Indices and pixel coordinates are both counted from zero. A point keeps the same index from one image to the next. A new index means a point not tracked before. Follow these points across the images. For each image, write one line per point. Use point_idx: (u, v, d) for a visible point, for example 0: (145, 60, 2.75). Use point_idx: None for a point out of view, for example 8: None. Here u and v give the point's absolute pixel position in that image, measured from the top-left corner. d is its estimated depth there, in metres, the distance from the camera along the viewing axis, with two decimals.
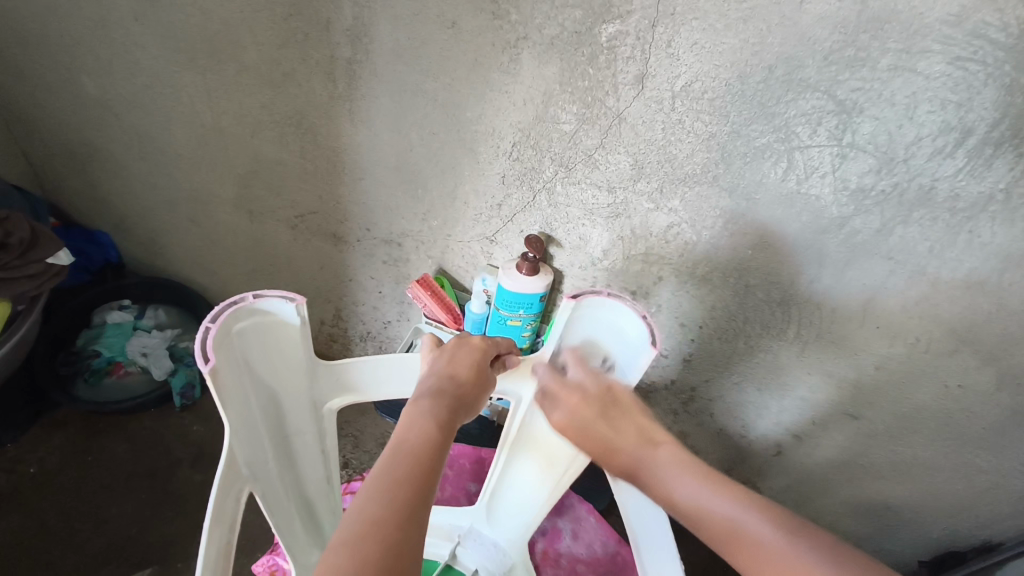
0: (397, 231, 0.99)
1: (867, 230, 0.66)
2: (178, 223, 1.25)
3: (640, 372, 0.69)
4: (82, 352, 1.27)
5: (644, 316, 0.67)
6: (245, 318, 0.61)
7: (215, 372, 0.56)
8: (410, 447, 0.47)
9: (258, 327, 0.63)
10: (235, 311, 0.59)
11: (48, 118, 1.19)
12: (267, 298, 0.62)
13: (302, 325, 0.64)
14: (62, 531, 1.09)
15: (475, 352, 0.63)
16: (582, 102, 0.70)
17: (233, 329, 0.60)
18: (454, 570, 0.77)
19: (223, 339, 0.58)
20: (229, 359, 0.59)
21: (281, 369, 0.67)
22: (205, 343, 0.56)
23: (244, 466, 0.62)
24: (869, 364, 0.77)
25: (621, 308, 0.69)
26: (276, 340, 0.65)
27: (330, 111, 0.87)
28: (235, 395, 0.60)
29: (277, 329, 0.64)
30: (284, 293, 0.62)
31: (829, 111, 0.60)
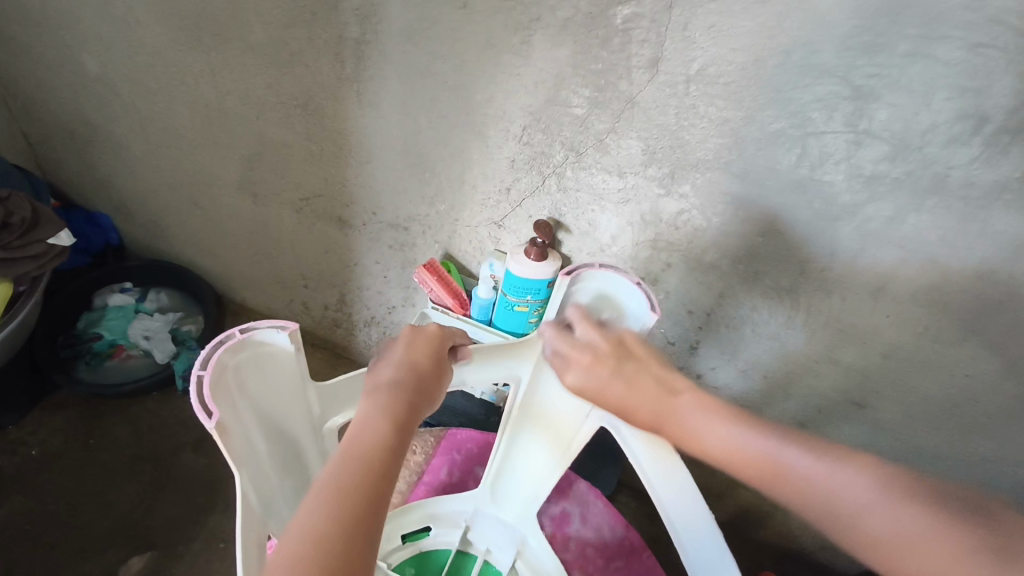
0: (403, 216, 0.98)
1: (879, 218, 0.66)
2: (180, 206, 1.24)
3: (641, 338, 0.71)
4: (82, 335, 1.26)
5: (639, 283, 0.69)
6: (237, 352, 0.50)
7: (219, 427, 0.46)
8: (355, 471, 0.42)
9: (253, 360, 0.52)
10: (226, 348, 0.48)
11: (48, 97, 1.17)
12: (257, 330, 0.50)
13: (298, 352, 0.53)
14: (65, 513, 1.09)
15: (435, 339, 0.58)
16: (594, 86, 0.70)
17: (226, 368, 0.49)
18: (467, 554, 0.78)
19: (219, 387, 0.47)
20: (230, 407, 0.48)
21: (286, 403, 0.56)
22: (201, 393, 0.46)
23: (264, 502, 0.52)
24: (877, 352, 0.77)
25: (615, 279, 0.70)
26: (266, 374, 0.53)
27: (338, 93, 0.86)
28: (243, 443, 0.49)
29: (274, 359, 0.53)
30: (276, 321, 0.51)
31: (845, 97, 0.60)
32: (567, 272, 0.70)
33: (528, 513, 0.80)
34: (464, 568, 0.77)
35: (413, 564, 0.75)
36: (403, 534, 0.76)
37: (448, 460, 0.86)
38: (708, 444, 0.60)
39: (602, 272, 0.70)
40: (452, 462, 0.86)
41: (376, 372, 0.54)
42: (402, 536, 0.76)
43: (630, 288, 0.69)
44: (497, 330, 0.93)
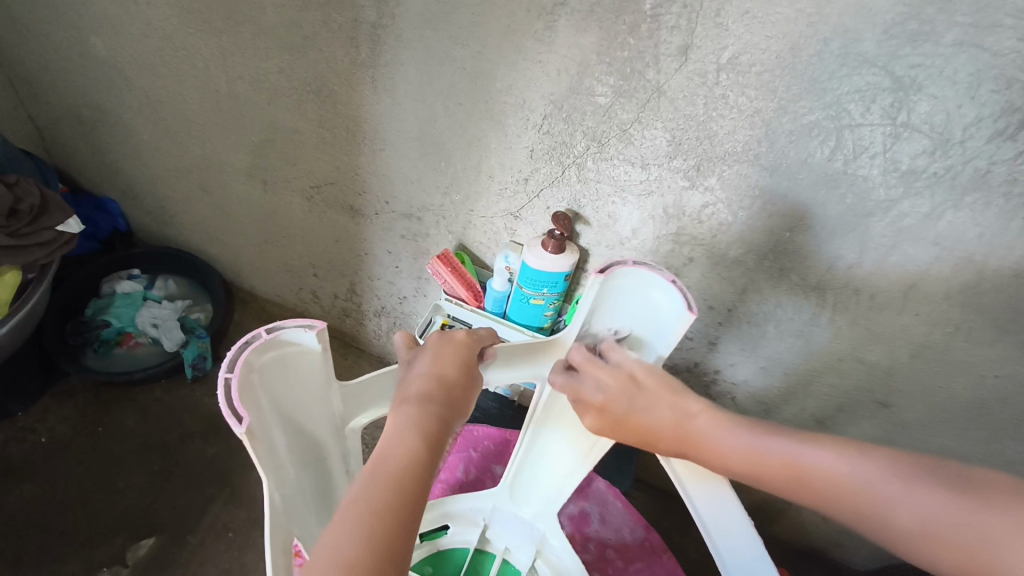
0: (417, 205, 0.97)
1: (915, 214, 0.64)
2: (189, 192, 1.22)
3: (678, 338, 0.64)
4: (91, 322, 1.25)
5: (675, 281, 0.61)
6: (264, 353, 0.48)
7: (250, 431, 0.44)
8: (385, 490, 0.41)
9: (280, 361, 0.50)
10: (253, 350, 0.46)
11: (55, 80, 1.15)
12: (284, 329, 0.49)
13: (325, 351, 0.51)
14: (74, 501, 1.08)
15: (463, 348, 0.56)
16: (619, 74, 0.67)
17: (254, 369, 0.47)
18: (486, 553, 0.77)
19: (246, 389, 0.46)
20: (257, 410, 0.47)
21: (312, 403, 0.54)
22: (230, 399, 0.44)
23: (287, 507, 0.51)
24: (904, 351, 0.75)
25: (647, 276, 0.63)
26: (292, 374, 0.52)
27: (352, 79, 0.83)
28: (269, 447, 0.48)
29: (301, 359, 0.51)
30: (303, 320, 0.49)
31: (885, 88, 0.57)
32: (598, 270, 0.61)
33: (547, 512, 0.77)
34: (482, 567, 0.76)
35: (431, 562, 0.75)
36: (422, 533, 0.75)
37: (464, 457, 0.85)
38: (729, 461, 0.54)
39: (636, 270, 0.62)
40: (468, 460, 0.86)
41: (403, 383, 0.52)
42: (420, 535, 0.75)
43: (665, 286, 0.62)
44: (511, 323, 0.92)
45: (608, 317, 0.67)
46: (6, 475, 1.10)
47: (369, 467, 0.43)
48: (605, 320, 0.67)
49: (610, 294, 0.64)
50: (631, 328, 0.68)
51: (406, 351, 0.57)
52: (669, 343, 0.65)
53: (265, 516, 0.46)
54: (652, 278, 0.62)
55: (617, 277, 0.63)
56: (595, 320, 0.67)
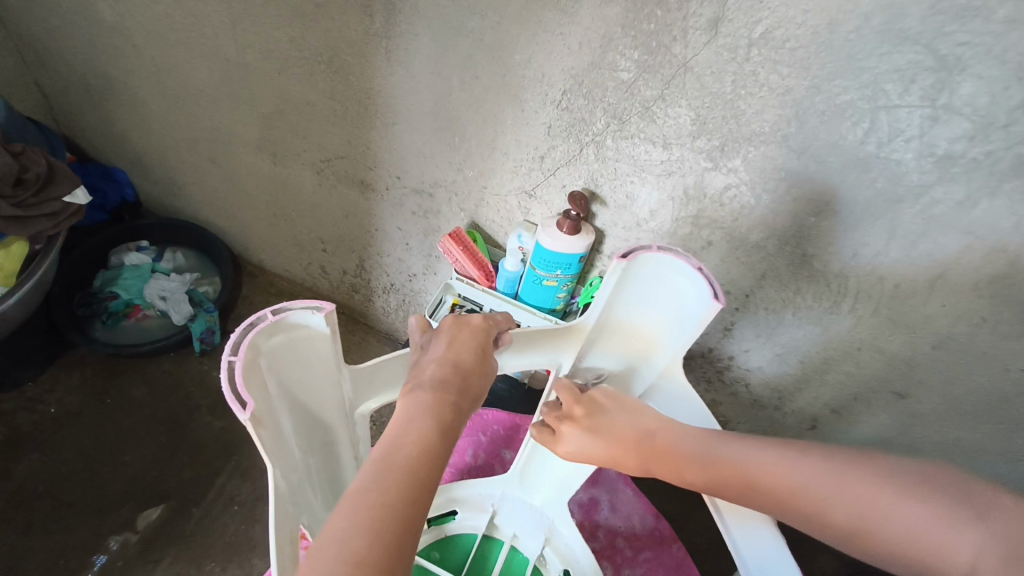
0: (429, 181, 0.94)
1: (948, 201, 0.61)
2: (198, 164, 1.20)
3: (702, 329, 0.62)
4: (99, 294, 1.24)
5: (700, 268, 0.60)
6: (271, 336, 0.47)
7: (255, 418, 0.43)
8: (396, 481, 0.40)
9: (288, 343, 0.48)
10: (257, 332, 0.45)
11: (61, 46, 1.12)
12: (291, 312, 0.47)
13: (334, 334, 0.49)
14: (83, 471, 1.09)
15: (479, 333, 0.55)
16: (645, 48, 0.64)
17: (260, 352, 0.46)
18: (493, 539, 0.75)
19: (250, 373, 0.44)
20: (262, 395, 0.46)
21: (322, 387, 0.53)
22: (232, 383, 0.43)
23: (292, 490, 0.50)
24: (926, 343, 0.73)
25: (673, 263, 0.62)
26: (299, 357, 0.50)
27: (365, 50, 0.81)
28: (274, 430, 0.47)
29: (309, 342, 0.50)
30: (311, 302, 0.48)
31: (926, 68, 0.54)
32: (621, 255, 0.60)
33: (557, 499, 0.75)
34: (490, 554, 0.75)
35: (437, 548, 0.74)
36: (430, 518, 0.75)
37: (474, 441, 0.85)
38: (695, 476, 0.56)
39: (659, 255, 0.61)
40: (477, 444, 0.85)
41: (416, 369, 0.51)
42: (428, 520, 0.75)
43: (691, 274, 0.60)
44: (522, 304, 0.90)
45: (629, 303, 0.66)
46: (15, 444, 1.10)
47: (379, 453, 0.42)
48: (626, 305, 0.67)
49: (633, 280, 0.63)
50: (653, 315, 0.67)
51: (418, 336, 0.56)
52: (692, 333, 0.63)
53: (269, 503, 0.45)
54: (674, 263, 0.61)
55: (639, 264, 0.62)
56: (616, 306, 0.67)
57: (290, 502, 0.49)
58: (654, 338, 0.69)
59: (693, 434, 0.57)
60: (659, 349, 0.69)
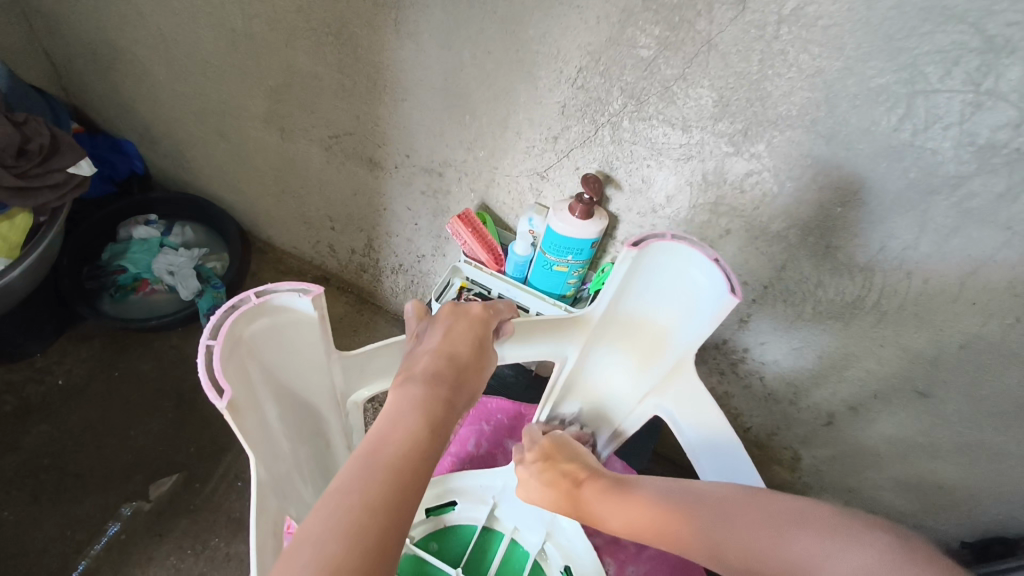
0: (438, 160, 0.92)
1: (986, 194, 0.57)
2: (206, 137, 1.18)
3: (717, 322, 0.60)
4: (107, 267, 1.24)
5: (718, 260, 0.57)
6: (253, 320, 0.45)
7: (233, 405, 0.42)
8: (379, 480, 0.39)
9: (272, 327, 0.47)
10: (237, 316, 0.43)
11: (68, 14, 1.10)
12: (276, 294, 0.45)
13: (323, 319, 0.48)
14: (90, 444, 1.09)
15: (477, 324, 0.53)
16: (667, 24, 0.61)
17: (241, 337, 0.44)
18: (493, 532, 0.74)
19: (230, 358, 0.43)
20: (243, 381, 0.44)
21: (309, 371, 0.52)
22: (209, 369, 0.41)
23: (277, 480, 0.49)
24: (953, 343, 0.70)
25: (689, 253, 0.59)
26: (286, 342, 0.49)
27: (374, 21, 0.77)
28: (256, 416, 0.46)
29: (296, 326, 0.48)
30: (298, 284, 0.46)
31: (971, 50, 0.50)
32: (635, 243, 0.58)
33: None
34: (489, 546, 0.73)
35: (435, 539, 0.72)
36: (428, 508, 0.73)
37: (476, 430, 0.83)
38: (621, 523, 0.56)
39: (674, 244, 0.58)
40: (480, 433, 0.83)
41: (412, 359, 0.50)
42: (427, 510, 0.73)
43: (709, 265, 0.58)
44: (532, 290, 0.87)
45: (642, 293, 0.64)
46: (24, 415, 1.11)
47: (364, 451, 0.41)
48: (638, 295, 0.64)
49: (646, 269, 0.61)
50: (666, 308, 0.64)
51: (416, 323, 0.54)
52: (706, 328, 0.61)
53: (251, 491, 0.44)
54: (689, 253, 0.58)
55: (651, 252, 0.59)
56: (629, 294, 0.64)
57: (275, 490, 0.49)
58: (666, 331, 0.66)
59: (614, 483, 0.59)
60: (670, 344, 0.66)
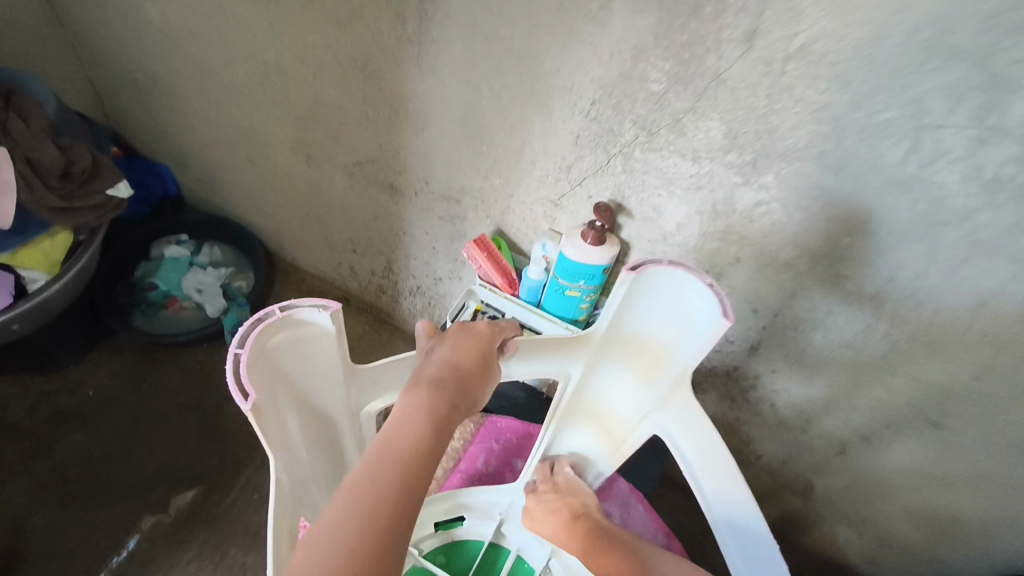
0: (456, 187, 0.95)
1: (995, 227, 0.58)
2: (236, 162, 1.24)
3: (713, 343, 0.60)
4: (139, 284, 1.29)
5: (712, 285, 0.57)
6: (277, 332, 0.47)
7: (257, 410, 0.44)
8: (389, 476, 0.42)
9: (293, 339, 0.49)
10: (263, 328, 0.46)
11: (113, 46, 1.17)
12: (298, 309, 0.48)
13: (340, 333, 0.50)
14: (116, 454, 1.13)
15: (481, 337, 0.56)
16: (677, 60, 0.63)
17: (265, 348, 0.47)
18: (500, 548, 0.74)
19: (255, 367, 0.45)
20: (267, 389, 0.47)
21: (323, 382, 0.53)
22: (236, 375, 0.44)
23: (295, 487, 0.51)
24: (965, 373, 0.70)
25: (685, 278, 0.59)
26: (306, 355, 0.51)
27: (397, 55, 0.81)
28: (276, 422, 0.48)
29: (315, 339, 0.50)
30: (319, 300, 0.48)
31: (975, 87, 0.51)
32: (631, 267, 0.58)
33: None
34: (496, 561, 0.73)
35: (444, 552, 0.73)
36: (437, 522, 0.74)
37: (485, 449, 0.83)
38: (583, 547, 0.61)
39: (672, 269, 0.59)
40: (489, 451, 0.84)
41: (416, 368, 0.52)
42: (436, 524, 0.74)
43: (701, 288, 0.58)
44: (545, 314, 0.89)
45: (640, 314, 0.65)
46: (56, 424, 1.15)
47: (376, 448, 0.44)
48: (637, 316, 0.65)
49: (643, 292, 0.62)
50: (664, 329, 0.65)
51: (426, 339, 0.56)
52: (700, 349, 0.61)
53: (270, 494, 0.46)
54: (687, 278, 0.59)
55: (649, 277, 0.60)
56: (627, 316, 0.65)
57: (292, 496, 0.51)
58: (665, 352, 0.66)
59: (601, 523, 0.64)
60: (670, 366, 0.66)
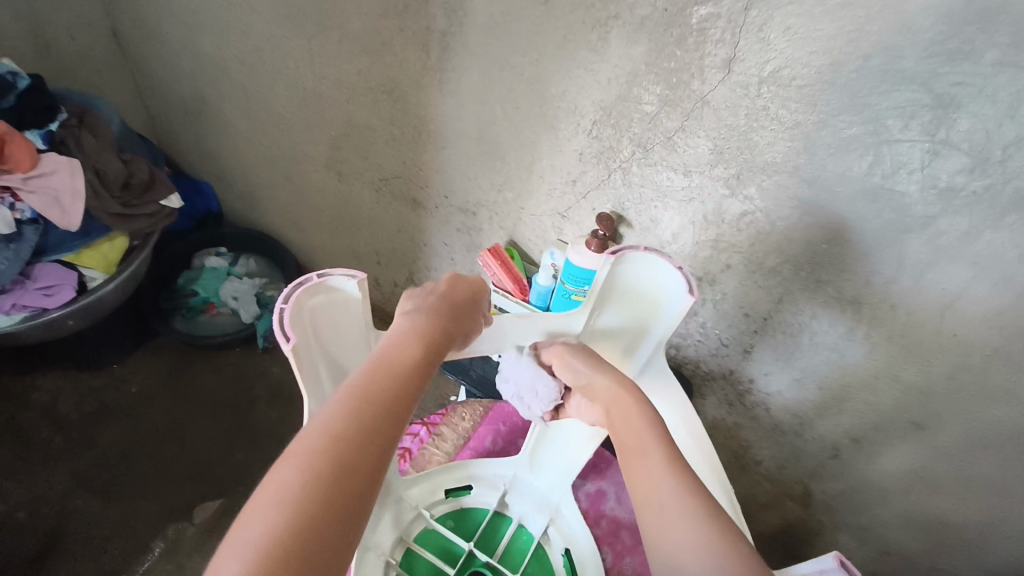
0: (472, 201, 1.04)
1: (954, 232, 0.64)
2: (274, 180, 1.35)
3: (680, 318, 0.66)
4: (181, 291, 1.40)
5: (681, 267, 0.63)
6: (312, 295, 0.56)
7: (295, 351, 0.52)
8: (382, 382, 0.47)
9: (327, 304, 0.57)
10: (303, 289, 0.54)
11: (169, 75, 1.30)
12: (333, 276, 0.56)
13: (365, 300, 0.58)
14: (155, 445, 1.22)
15: (467, 287, 0.63)
16: (667, 84, 0.71)
17: (303, 307, 0.55)
18: (504, 516, 0.79)
19: (295, 320, 0.53)
20: (305, 341, 0.55)
21: (351, 347, 0.61)
22: (281, 323, 0.52)
23: None
24: (941, 373, 0.75)
25: (655, 262, 0.65)
26: (337, 320, 0.59)
27: (421, 81, 0.91)
28: (311, 369, 0.56)
29: (343, 305, 0.59)
30: (349, 269, 0.57)
31: (924, 105, 0.58)
32: (610, 252, 0.64)
33: (562, 484, 0.80)
34: (499, 528, 0.78)
35: (453, 517, 0.78)
36: (447, 489, 0.79)
37: (493, 430, 0.90)
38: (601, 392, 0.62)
39: (645, 255, 0.65)
40: (497, 432, 0.90)
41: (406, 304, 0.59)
42: (446, 491, 0.78)
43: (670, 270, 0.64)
44: None
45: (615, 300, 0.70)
46: (101, 416, 1.25)
47: (375, 362, 0.50)
48: (614, 297, 0.69)
49: (620, 275, 0.66)
50: (633, 314, 0.70)
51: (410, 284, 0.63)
52: (667, 328, 0.68)
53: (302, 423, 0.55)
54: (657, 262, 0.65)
55: (624, 262, 0.65)
56: (606, 303, 0.70)
57: None
58: (639, 330, 0.72)
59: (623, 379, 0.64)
60: (644, 341, 0.72)
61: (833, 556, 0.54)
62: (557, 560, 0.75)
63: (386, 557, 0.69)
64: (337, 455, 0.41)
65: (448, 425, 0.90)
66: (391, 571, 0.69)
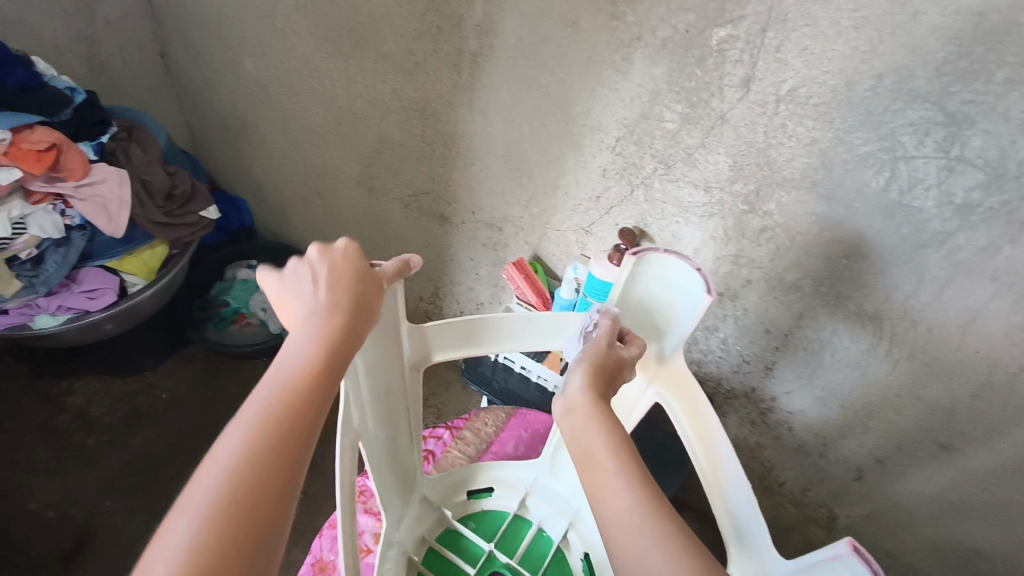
0: (498, 217, 1.07)
1: (972, 247, 0.65)
2: (306, 195, 1.40)
3: (699, 320, 0.65)
4: (213, 302, 1.44)
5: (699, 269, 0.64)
6: None
7: None
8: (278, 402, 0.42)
9: None
10: None
11: (212, 94, 1.37)
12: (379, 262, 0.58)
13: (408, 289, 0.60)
14: (182, 450, 1.25)
15: (343, 255, 0.54)
16: (687, 102, 0.74)
17: None
18: (523, 520, 0.80)
19: None
20: None
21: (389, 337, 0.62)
22: None
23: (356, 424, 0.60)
24: (965, 392, 0.75)
25: (675, 263, 0.65)
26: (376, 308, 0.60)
27: (453, 100, 0.95)
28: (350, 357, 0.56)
29: None
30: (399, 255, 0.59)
31: (937, 123, 0.60)
32: (632, 252, 0.65)
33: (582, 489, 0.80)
34: (519, 532, 0.79)
35: (474, 519, 0.80)
36: (469, 491, 0.81)
37: (515, 435, 0.91)
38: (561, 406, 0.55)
39: (667, 256, 0.65)
40: (519, 439, 0.92)
41: (292, 300, 0.52)
42: (468, 493, 0.81)
43: (688, 272, 0.64)
44: None
45: (634, 304, 0.71)
46: (132, 420, 1.29)
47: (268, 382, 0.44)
48: (637, 297, 0.70)
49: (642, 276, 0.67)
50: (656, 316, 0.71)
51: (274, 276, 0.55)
52: (685, 330, 0.67)
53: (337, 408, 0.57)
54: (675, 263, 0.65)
55: (646, 262, 0.66)
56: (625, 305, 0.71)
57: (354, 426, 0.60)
58: (658, 332, 0.72)
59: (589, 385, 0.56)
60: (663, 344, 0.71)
61: (846, 541, 0.52)
62: (576, 564, 0.76)
63: (408, 553, 0.73)
64: (223, 512, 0.35)
65: (471, 430, 0.92)
66: (413, 568, 0.73)
